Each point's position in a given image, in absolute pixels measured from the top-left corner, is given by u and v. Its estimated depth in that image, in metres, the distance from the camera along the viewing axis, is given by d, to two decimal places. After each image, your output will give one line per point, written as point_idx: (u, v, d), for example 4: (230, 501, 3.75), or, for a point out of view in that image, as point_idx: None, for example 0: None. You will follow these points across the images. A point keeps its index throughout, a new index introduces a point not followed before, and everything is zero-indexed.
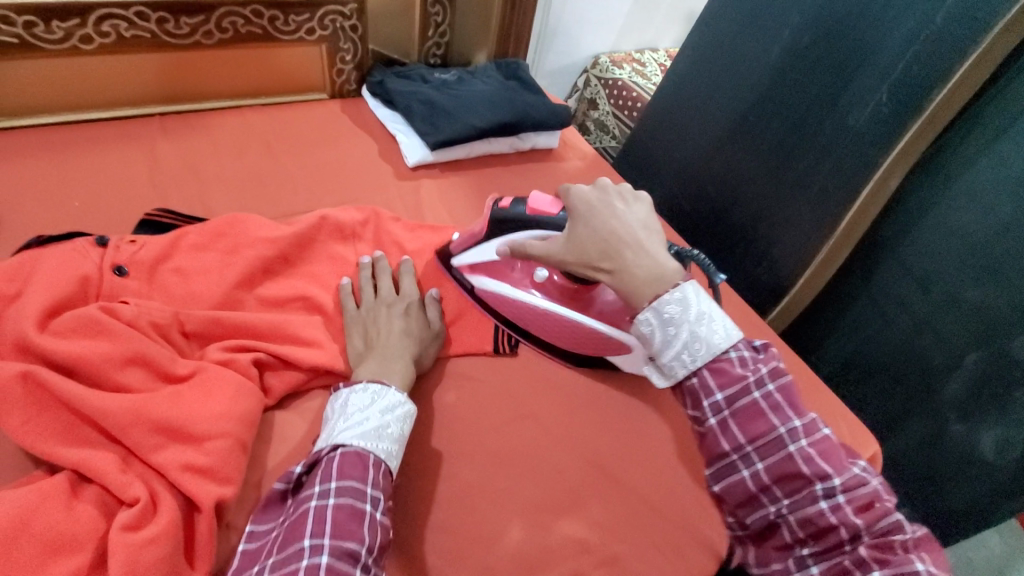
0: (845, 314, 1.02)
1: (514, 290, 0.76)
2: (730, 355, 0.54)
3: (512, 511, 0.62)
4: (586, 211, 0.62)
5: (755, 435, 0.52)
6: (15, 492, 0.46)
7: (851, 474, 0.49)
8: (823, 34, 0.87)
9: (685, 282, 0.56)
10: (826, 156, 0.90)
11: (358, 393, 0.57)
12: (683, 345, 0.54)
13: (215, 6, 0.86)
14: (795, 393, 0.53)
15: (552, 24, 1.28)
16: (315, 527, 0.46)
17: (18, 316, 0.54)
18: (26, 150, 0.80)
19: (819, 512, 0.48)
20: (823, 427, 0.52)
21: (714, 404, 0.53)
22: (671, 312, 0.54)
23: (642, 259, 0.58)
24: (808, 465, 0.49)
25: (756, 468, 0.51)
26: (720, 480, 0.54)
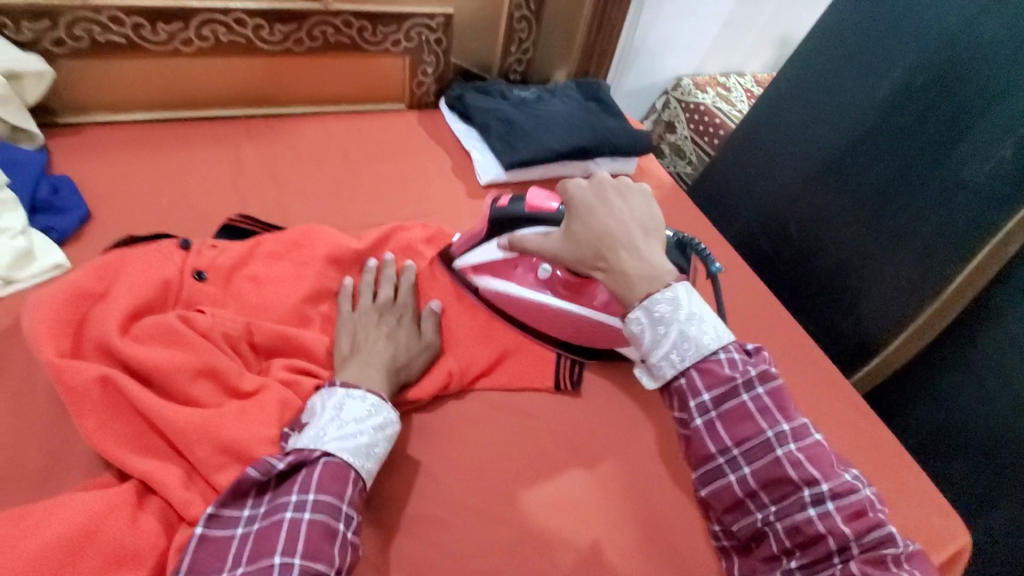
0: (935, 381, 0.92)
1: (517, 287, 0.73)
2: (719, 356, 0.52)
3: (563, 566, 0.58)
4: (583, 206, 0.60)
5: (742, 437, 0.51)
6: (85, 498, 0.46)
7: (840, 480, 0.49)
8: (941, 75, 0.80)
9: (677, 282, 0.53)
10: (933, 210, 0.82)
11: (357, 400, 0.55)
12: (672, 345, 0.52)
13: (309, 16, 0.87)
14: (784, 398, 0.52)
15: (637, 43, 1.24)
16: (287, 543, 0.45)
17: (103, 318, 0.55)
18: (123, 146, 0.84)
19: (808, 519, 0.48)
20: (812, 433, 0.51)
21: (701, 405, 0.52)
22: (662, 311, 0.52)
23: (635, 258, 0.56)
24: (795, 469, 0.49)
25: (743, 473, 0.51)
26: (706, 483, 0.53)
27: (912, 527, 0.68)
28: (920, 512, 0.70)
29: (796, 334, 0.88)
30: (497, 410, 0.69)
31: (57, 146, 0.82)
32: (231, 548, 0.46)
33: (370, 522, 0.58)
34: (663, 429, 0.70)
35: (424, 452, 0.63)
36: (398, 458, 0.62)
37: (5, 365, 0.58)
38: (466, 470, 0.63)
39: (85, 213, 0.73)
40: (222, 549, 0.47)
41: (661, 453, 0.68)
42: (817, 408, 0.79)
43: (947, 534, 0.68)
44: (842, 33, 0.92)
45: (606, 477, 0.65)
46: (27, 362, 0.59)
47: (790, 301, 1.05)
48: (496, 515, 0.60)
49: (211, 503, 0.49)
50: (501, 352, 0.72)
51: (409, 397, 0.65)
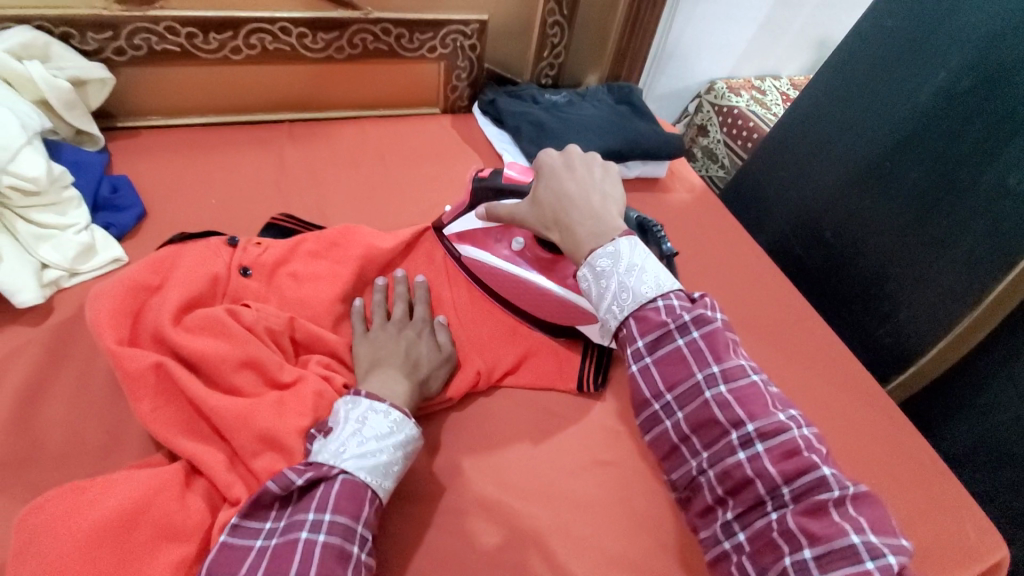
0: (978, 393, 0.89)
1: (493, 259, 0.75)
2: (656, 304, 0.53)
3: (584, 562, 0.59)
4: (549, 174, 0.65)
5: (675, 382, 0.52)
6: (140, 476, 0.50)
7: (771, 421, 0.50)
8: (987, 78, 0.77)
9: (621, 237, 0.57)
10: (975, 216, 0.79)
11: (380, 415, 0.56)
12: (613, 297, 0.55)
13: (349, 24, 0.90)
14: (720, 339, 0.52)
15: (670, 46, 1.24)
16: (301, 566, 0.45)
17: (157, 310, 0.59)
18: (176, 148, 0.89)
19: (738, 462, 0.50)
20: (748, 374, 0.52)
21: (637, 352, 0.53)
22: (602, 266, 0.56)
23: (585, 219, 0.60)
24: (723, 411, 0.51)
25: (677, 418, 0.53)
26: (647, 430, 0.56)
27: (943, 537, 0.67)
28: (955, 523, 0.68)
29: (826, 338, 0.87)
30: (524, 409, 0.71)
31: (116, 147, 0.87)
32: (246, 560, 0.47)
33: (399, 510, 0.60)
34: None
35: (453, 447, 0.66)
36: (429, 451, 0.65)
37: (69, 351, 0.63)
38: (492, 464, 0.65)
39: (142, 210, 0.78)
40: (239, 558, 0.47)
41: None
42: (848, 415, 0.78)
43: (984, 548, 0.66)
44: (881, 37, 0.90)
45: (631, 479, 0.66)
46: (89, 348, 0.63)
47: (825, 308, 1.03)
48: (520, 510, 0.61)
49: (234, 514, 0.50)
50: (528, 352, 0.74)
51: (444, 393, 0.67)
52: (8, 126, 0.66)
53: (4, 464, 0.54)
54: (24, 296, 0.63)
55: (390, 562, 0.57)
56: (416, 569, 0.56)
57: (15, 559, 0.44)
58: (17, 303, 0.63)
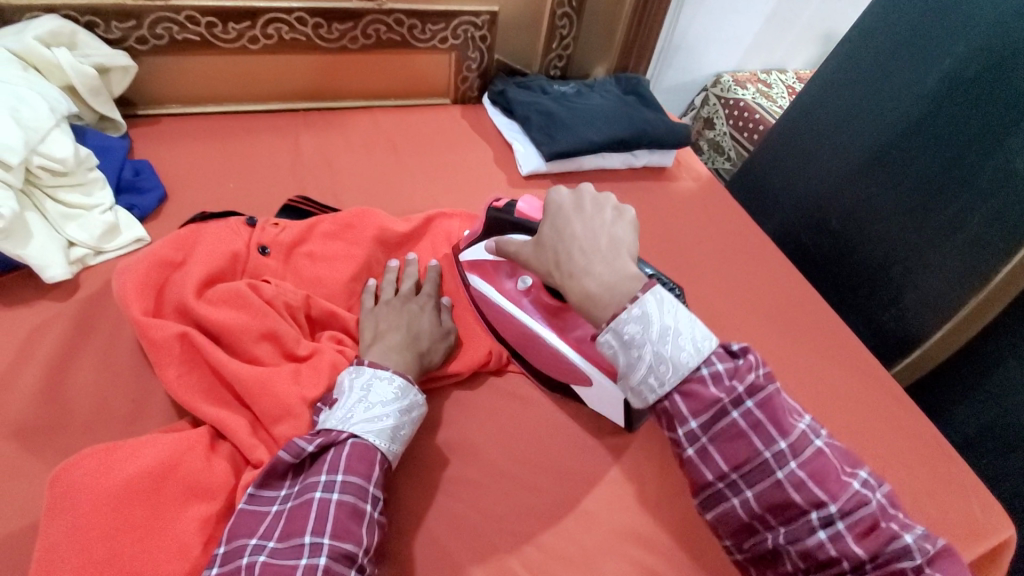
0: (988, 378, 0.89)
1: (499, 296, 0.70)
2: (702, 373, 0.47)
3: (595, 530, 0.61)
4: (555, 214, 0.58)
5: (740, 461, 0.46)
6: (167, 437, 0.52)
7: (847, 493, 0.45)
8: (994, 65, 0.78)
9: (645, 294, 0.48)
10: (983, 202, 0.80)
11: (384, 381, 0.57)
12: (649, 369, 0.47)
13: (363, 14, 0.93)
14: (779, 408, 0.46)
15: (677, 39, 1.25)
16: (316, 523, 0.47)
17: (181, 283, 0.61)
18: (195, 135, 0.91)
19: (819, 543, 0.45)
20: (814, 441, 0.46)
21: (690, 433, 0.47)
22: (631, 333, 0.48)
23: (597, 266, 0.52)
24: (799, 491, 0.45)
25: (745, 496, 0.47)
26: (708, 508, 0.49)
27: (949, 513, 0.68)
28: (961, 502, 0.69)
29: (833, 323, 0.88)
30: (534, 386, 0.72)
31: (138, 134, 0.90)
32: (264, 524, 0.48)
33: (414, 479, 0.62)
34: None
35: (465, 422, 0.67)
36: (442, 425, 0.67)
37: (96, 324, 0.65)
38: (503, 438, 0.67)
39: (162, 193, 0.80)
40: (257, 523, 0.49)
41: None
42: (854, 397, 0.79)
43: (989, 525, 0.67)
44: (887, 27, 0.91)
45: (639, 454, 0.67)
46: (115, 322, 0.65)
47: (832, 293, 1.04)
48: (531, 481, 0.63)
49: (250, 484, 0.52)
50: None
51: (452, 368, 0.69)
52: (39, 109, 0.69)
53: (37, 429, 0.56)
54: (52, 272, 0.66)
55: (405, 527, 0.58)
56: (430, 534, 0.58)
57: (50, 512, 0.46)
58: (46, 278, 0.66)
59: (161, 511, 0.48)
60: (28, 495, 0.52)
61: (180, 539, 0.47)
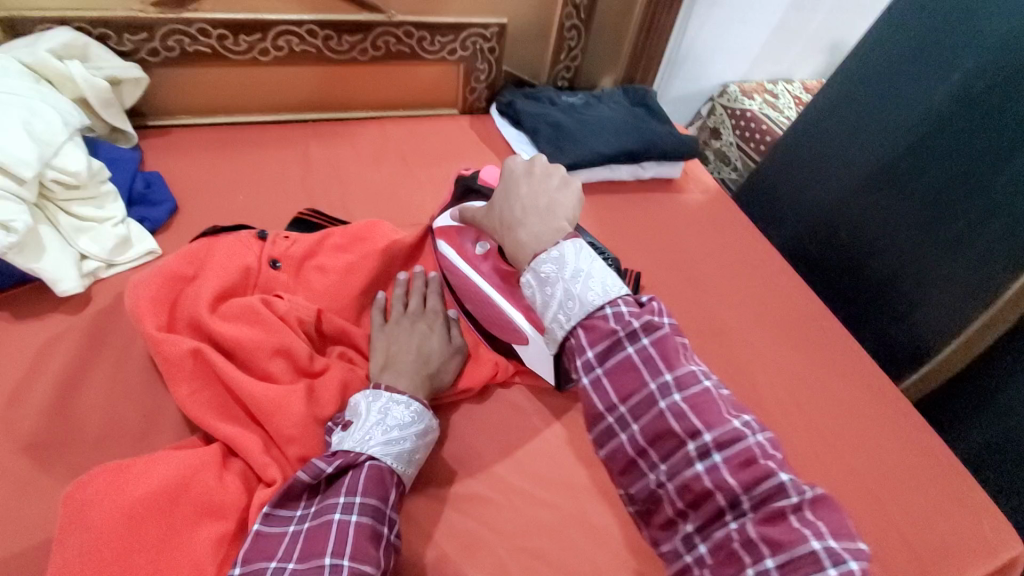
0: (998, 394, 0.89)
1: (456, 259, 0.69)
2: (605, 312, 0.49)
3: (606, 549, 0.60)
4: (507, 175, 0.59)
5: (627, 392, 0.47)
6: (180, 454, 0.52)
7: (727, 428, 0.44)
8: (1002, 80, 0.78)
9: (565, 240, 0.52)
10: (991, 217, 0.80)
11: (401, 406, 0.57)
12: (558, 305, 0.50)
13: (373, 26, 0.93)
14: (671, 345, 0.47)
15: (684, 50, 1.26)
16: (336, 544, 0.47)
17: (194, 298, 0.61)
18: (205, 147, 0.91)
19: (696, 475, 0.44)
20: (702, 379, 0.47)
21: (586, 363, 0.48)
22: (547, 272, 0.51)
23: (530, 219, 0.55)
24: (679, 421, 0.45)
25: (632, 430, 0.47)
26: (601, 445, 0.49)
27: (960, 532, 0.68)
28: (973, 520, 0.69)
29: (842, 337, 0.88)
30: (545, 402, 0.72)
31: (148, 145, 0.90)
32: (282, 545, 0.48)
33: (425, 497, 0.61)
34: None
35: (475, 437, 0.67)
36: (451, 440, 0.66)
37: (108, 338, 0.65)
38: (514, 454, 0.66)
39: (174, 206, 0.81)
40: (274, 545, 0.49)
41: None
42: (863, 411, 0.79)
43: (1002, 544, 0.67)
44: (894, 42, 0.92)
45: None
46: (126, 335, 0.65)
47: (840, 306, 1.04)
48: (542, 498, 0.63)
49: (265, 503, 0.52)
50: None
51: (461, 385, 0.68)
52: (52, 121, 0.69)
53: (49, 444, 0.56)
54: (65, 285, 0.66)
55: (415, 543, 0.58)
56: (439, 551, 0.58)
57: (66, 529, 0.46)
58: (58, 292, 0.66)
59: (175, 530, 0.48)
60: (40, 512, 0.52)
61: (194, 558, 0.47)
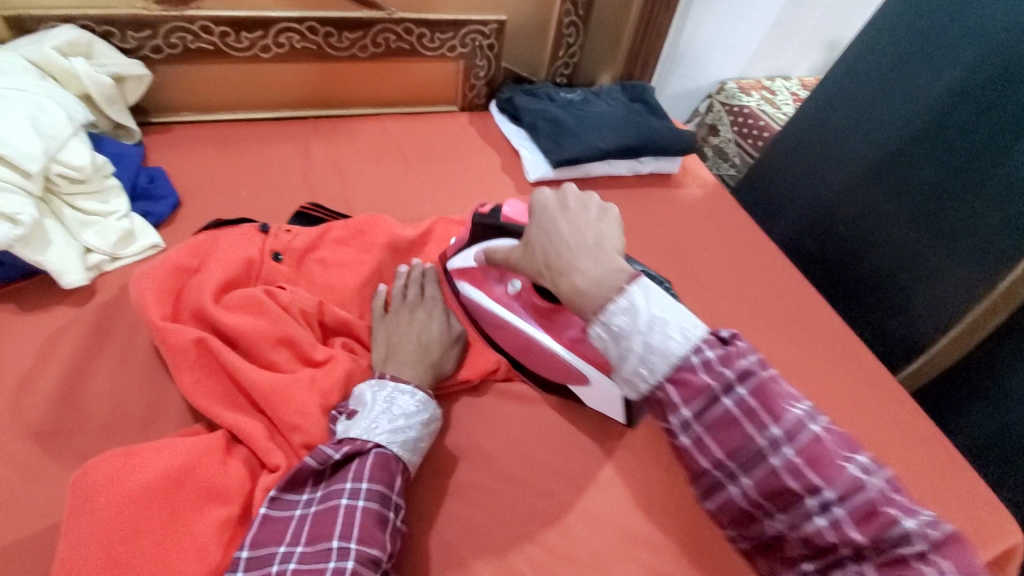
0: (997, 384, 0.89)
1: (488, 301, 0.70)
2: (692, 361, 0.44)
3: (605, 534, 0.61)
4: (541, 215, 0.56)
5: (732, 448, 0.43)
6: (186, 440, 0.54)
7: (845, 478, 0.40)
8: (1001, 74, 0.79)
9: (632, 283, 0.47)
10: (989, 209, 0.81)
11: (406, 395, 0.58)
12: (638, 360, 0.45)
13: (373, 23, 0.94)
14: (772, 391, 0.43)
15: (681, 47, 1.27)
16: (343, 528, 0.48)
17: (199, 289, 0.63)
18: (207, 142, 0.93)
19: (818, 530, 0.40)
20: (812, 425, 0.42)
21: (682, 422, 0.44)
22: (619, 325, 0.46)
23: (583, 260, 0.50)
24: (795, 477, 0.41)
25: (743, 485, 0.43)
26: (707, 498, 0.46)
27: (954, 519, 0.68)
28: (967, 508, 0.70)
29: (839, 329, 0.89)
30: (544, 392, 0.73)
31: (151, 141, 0.91)
32: (291, 528, 0.50)
33: (426, 483, 0.62)
34: None
35: (475, 425, 0.68)
36: (452, 429, 0.67)
37: (113, 329, 0.66)
38: (514, 442, 0.67)
39: (176, 200, 0.82)
40: (281, 528, 0.50)
41: None
42: (860, 402, 0.79)
43: (996, 530, 0.68)
44: (891, 38, 0.92)
45: (648, 459, 0.68)
46: (131, 326, 0.66)
47: (838, 300, 1.05)
48: (541, 485, 0.64)
49: (272, 488, 0.53)
50: None
51: (461, 375, 0.69)
52: (57, 117, 0.70)
53: (56, 432, 0.57)
54: (70, 278, 0.67)
55: (417, 529, 0.59)
56: (441, 536, 0.59)
57: (74, 512, 0.47)
58: (64, 284, 0.67)
59: (181, 513, 0.49)
60: (48, 497, 0.53)
61: (199, 541, 0.48)
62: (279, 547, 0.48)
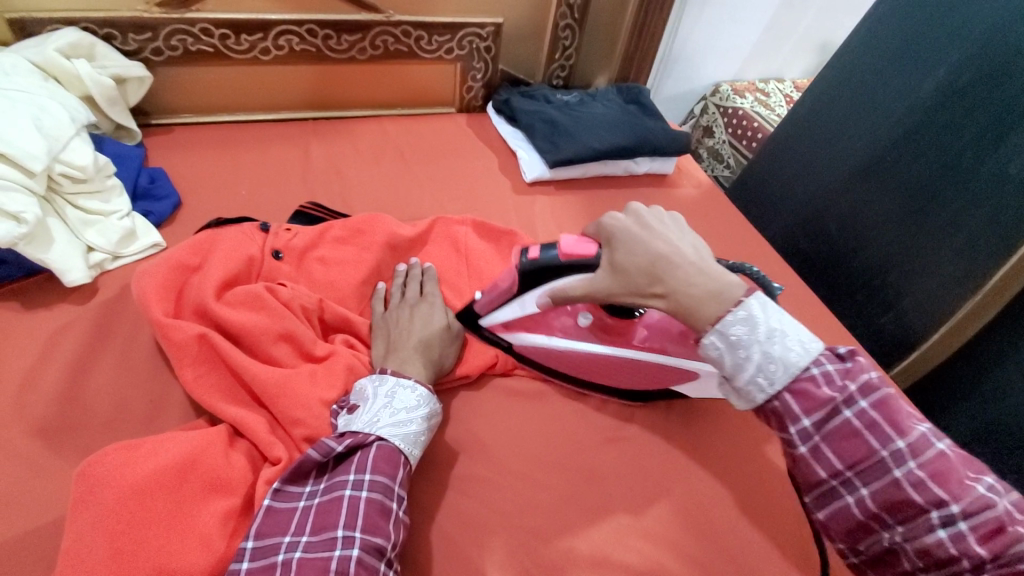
0: (987, 375, 0.90)
1: (557, 341, 0.70)
2: (812, 373, 0.49)
3: (603, 526, 0.62)
4: (625, 234, 0.59)
5: (854, 459, 0.47)
6: (188, 434, 0.54)
7: (972, 496, 0.43)
8: (986, 73, 0.80)
9: (748, 297, 0.51)
10: (977, 206, 0.82)
11: (407, 389, 0.59)
12: (758, 368, 0.49)
13: (372, 26, 0.95)
14: (896, 407, 0.47)
15: (676, 50, 1.28)
16: (348, 518, 0.49)
17: (200, 286, 0.63)
18: (208, 143, 0.93)
19: (938, 542, 0.43)
20: (937, 442, 0.45)
21: (803, 431, 0.49)
22: (737, 335, 0.50)
23: (695, 276, 0.53)
24: (918, 491, 0.44)
25: (861, 494, 0.47)
26: (824, 507, 0.50)
27: None
28: None
29: (833, 325, 0.90)
30: (541, 388, 0.73)
31: (151, 143, 0.92)
32: (295, 519, 0.50)
33: (425, 477, 0.63)
34: (697, 408, 0.74)
35: (473, 420, 0.69)
36: (452, 424, 0.68)
37: (115, 326, 0.67)
38: (512, 436, 0.68)
39: (177, 200, 0.83)
40: (285, 519, 0.51)
41: (703, 430, 0.71)
42: None
43: None
44: (881, 38, 0.94)
45: (646, 453, 0.69)
46: (133, 323, 0.67)
47: (831, 298, 1.06)
48: (539, 478, 0.65)
49: (276, 480, 0.53)
50: None
51: (460, 371, 0.70)
52: (60, 118, 0.71)
53: (59, 427, 0.58)
54: (73, 275, 0.68)
55: (418, 523, 0.60)
56: (442, 529, 0.60)
57: (78, 503, 0.48)
58: (67, 282, 0.67)
59: (183, 505, 0.50)
60: (52, 490, 0.54)
61: (202, 531, 0.49)
62: (285, 537, 0.49)
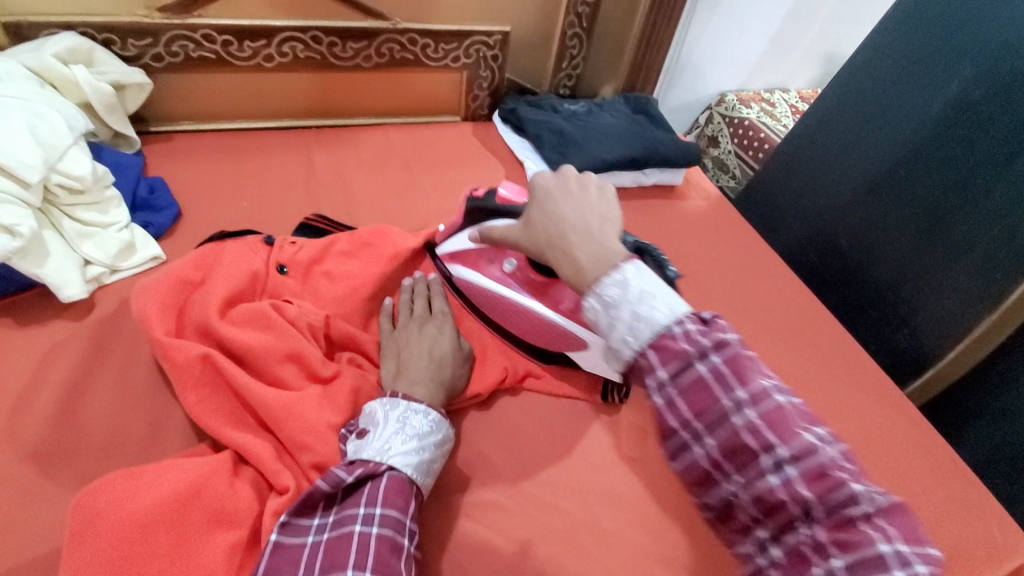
0: (999, 399, 0.90)
1: (482, 280, 0.71)
2: (674, 331, 0.42)
3: (620, 554, 0.60)
4: (542, 196, 0.56)
5: (701, 411, 0.42)
6: (190, 462, 0.52)
7: (801, 442, 0.40)
8: (1000, 88, 0.79)
9: (627, 261, 0.46)
10: (994, 222, 0.81)
11: (419, 414, 0.56)
12: (626, 328, 0.44)
13: (378, 33, 0.93)
14: (747, 360, 0.42)
15: (682, 59, 1.27)
16: (358, 557, 0.47)
17: (203, 303, 0.61)
18: (209, 152, 0.91)
19: (770, 489, 0.40)
20: (775, 393, 0.41)
21: (659, 384, 0.42)
22: (611, 295, 0.45)
23: (583, 242, 0.50)
24: (753, 437, 0.40)
25: (707, 446, 0.42)
26: (674, 458, 0.45)
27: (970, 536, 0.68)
28: (981, 524, 0.69)
29: (845, 340, 0.89)
30: (554, 408, 0.71)
31: (150, 150, 0.89)
32: (303, 556, 0.48)
33: (436, 504, 0.61)
34: None
35: (484, 442, 0.67)
36: (463, 447, 0.66)
37: (114, 344, 0.64)
38: (524, 458, 0.66)
39: (178, 211, 0.80)
40: (292, 556, 0.48)
41: None
42: (870, 414, 0.79)
43: (1011, 547, 0.67)
44: (892, 52, 0.93)
45: (661, 476, 0.67)
46: (132, 341, 0.65)
47: (843, 313, 1.05)
48: (553, 503, 0.63)
49: (283, 513, 0.51)
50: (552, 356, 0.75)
51: (471, 392, 0.68)
52: (57, 126, 0.69)
53: (54, 452, 0.55)
54: (69, 290, 0.65)
55: (429, 553, 0.57)
56: (455, 562, 0.57)
57: (75, 538, 0.45)
58: (63, 297, 0.65)
59: (186, 539, 0.48)
60: (47, 520, 0.51)
61: (205, 568, 0.47)
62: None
